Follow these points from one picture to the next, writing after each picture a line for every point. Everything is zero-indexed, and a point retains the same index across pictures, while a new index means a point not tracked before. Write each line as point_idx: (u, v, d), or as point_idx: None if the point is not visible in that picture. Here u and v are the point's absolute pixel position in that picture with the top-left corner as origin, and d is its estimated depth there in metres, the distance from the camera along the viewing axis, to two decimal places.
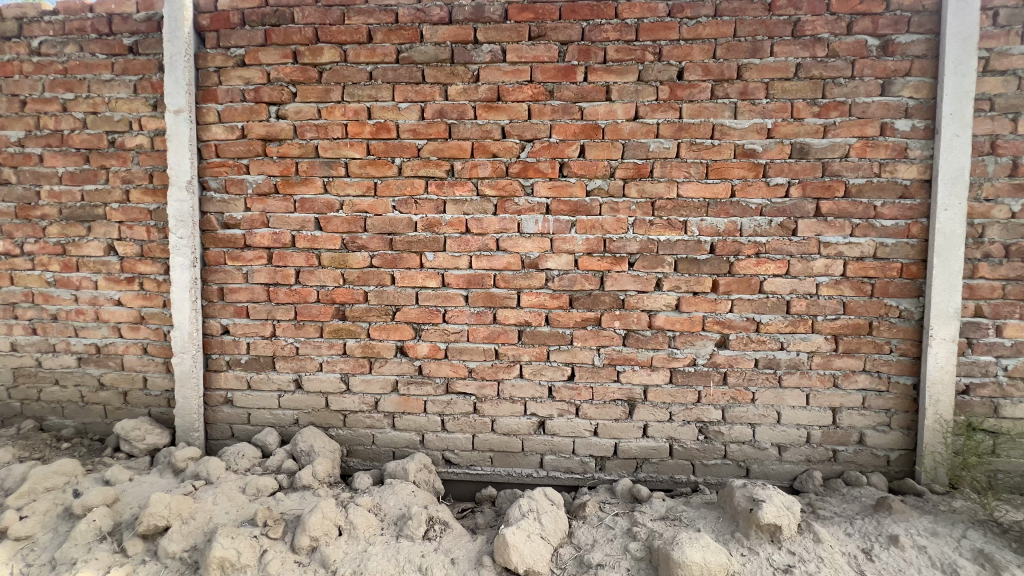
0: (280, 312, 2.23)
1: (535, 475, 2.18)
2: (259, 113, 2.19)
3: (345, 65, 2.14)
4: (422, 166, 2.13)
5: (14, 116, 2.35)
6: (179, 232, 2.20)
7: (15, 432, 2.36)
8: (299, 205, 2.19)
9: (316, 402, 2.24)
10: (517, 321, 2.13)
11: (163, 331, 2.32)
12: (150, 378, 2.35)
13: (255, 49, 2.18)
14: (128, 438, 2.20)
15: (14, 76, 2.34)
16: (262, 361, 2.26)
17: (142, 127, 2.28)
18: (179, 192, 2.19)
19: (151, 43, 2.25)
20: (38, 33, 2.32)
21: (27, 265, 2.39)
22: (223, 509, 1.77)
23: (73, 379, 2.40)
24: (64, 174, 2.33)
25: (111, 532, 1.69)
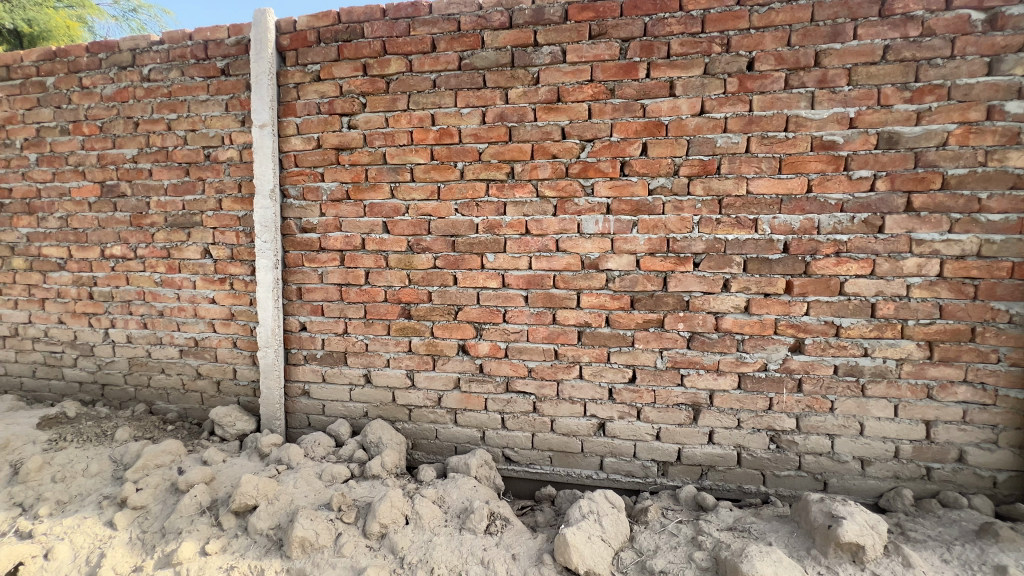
0: (351, 311, 2.37)
1: (595, 476, 2.17)
2: (332, 124, 2.34)
3: (411, 75, 2.24)
4: (483, 169, 2.18)
5: (130, 136, 2.67)
6: (263, 236, 2.40)
7: (130, 414, 2.69)
8: (369, 209, 2.32)
9: (384, 396, 2.36)
10: (577, 321, 2.13)
11: (250, 327, 2.54)
12: (239, 369, 2.58)
13: (329, 65, 2.33)
14: (221, 424, 2.43)
15: (129, 100, 2.66)
16: (335, 356, 2.41)
17: (233, 141, 2.50)
18: (264, 199, 2.39)
19: (240, 64, 2.46)
20: (149, 61, 2.61)
21: (139, 267, 2.71)
22: (303, 492, 1.91)
23: (176, 368, 2.69)
24: (169, 186, 2.61)
25: (209, 508, 1.88)
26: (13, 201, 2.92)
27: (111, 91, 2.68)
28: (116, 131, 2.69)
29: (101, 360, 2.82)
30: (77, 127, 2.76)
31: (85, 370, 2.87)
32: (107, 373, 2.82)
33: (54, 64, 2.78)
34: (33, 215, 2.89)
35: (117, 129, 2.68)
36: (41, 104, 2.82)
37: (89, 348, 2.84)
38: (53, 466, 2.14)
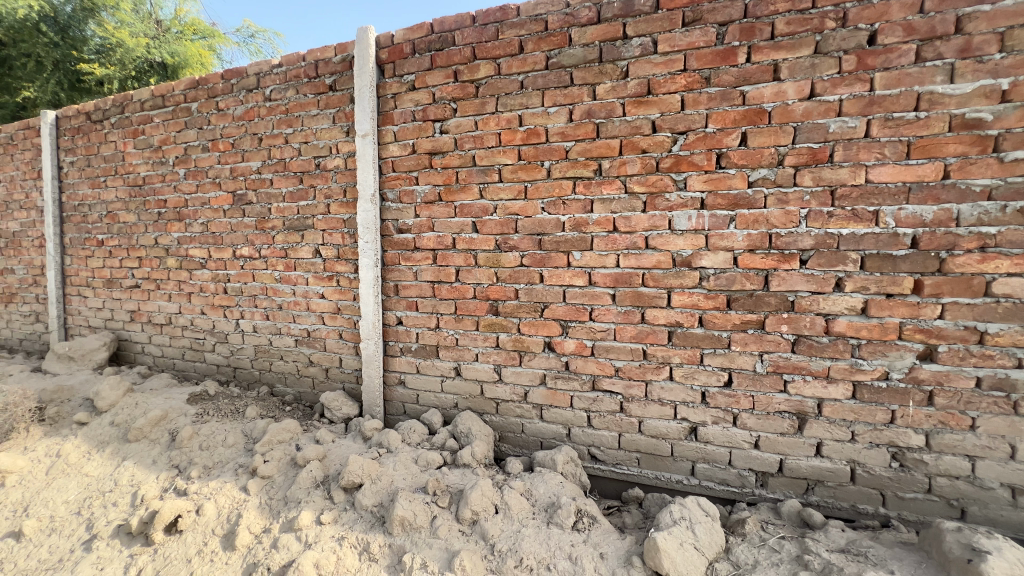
0: (443, 307, 2.50)
1: (686, 482, 2.10)
2: (426, 130, 2.47)
3: (499, 78, 2.29)
4: (570, 167, 2.18)
5: (255, 150, 3.03)
6: (365, 237, 2.60)
7: (256, 394, 3.07)
8: (459, 210, 2.42)
9: (473, 389, 2.46)
10: (667, 321, 2.06)
11: (353, 320, 2.78)
12: (344, 358, 2.83)
13: (423, 74, 2.46)
14: (330, 407, 2.69)
15: (255, 119, 3.02)
16: (428, 349, 2.55)
17: (339, 150, 2.74)
18: (366, 203, 2.59)
19: (346, 80, 2.69)
20: (270, 82, 2.95)
21: (263, 265, 3.07)
22: (401, 475, 2.06)
23: (292, 356, 3.02)
24: (286, 193, 2.93)
25: (322, 482, 2.10)
26: (168, 210, 3.45)
27: (241, 112, 3.06)
28: (244, 147, 3.07)
29: (233, 347, 3.25)
30: (215, 144, 3.19)
31: (221, 354, 3.32)
32: (238, 358, 3.23)
33: (197, 91, 3.23)
34: (182, 221, 3.39)
35: (245, 144, 3.06)
36: (188, 126, 3.30)
37: (224, 336, 3.28)
38: (200, 436, 2.52)
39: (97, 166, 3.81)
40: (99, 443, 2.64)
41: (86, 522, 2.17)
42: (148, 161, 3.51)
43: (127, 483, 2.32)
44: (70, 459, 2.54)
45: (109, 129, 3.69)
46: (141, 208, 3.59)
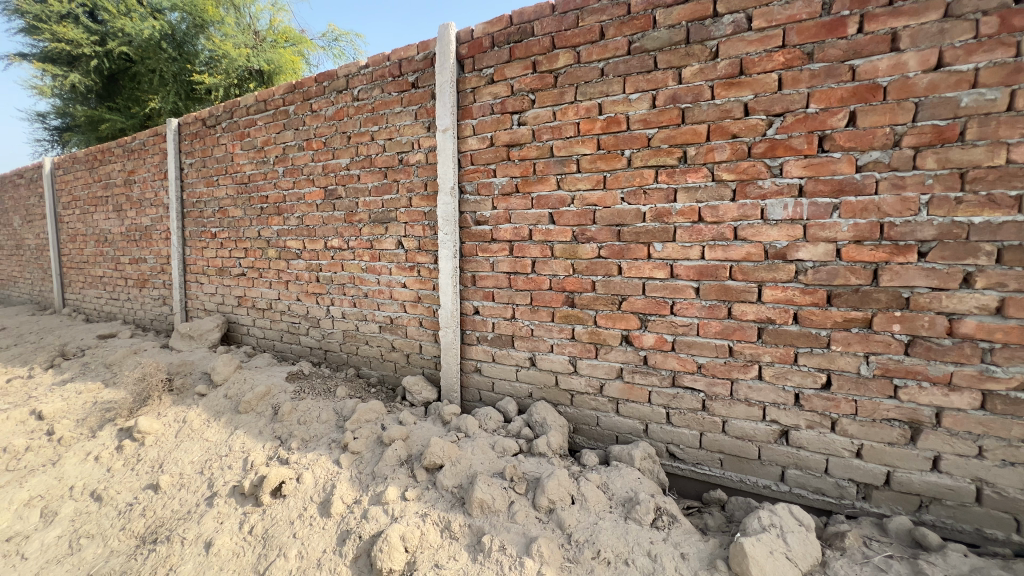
0: (519, 297, 2.53)
1: (775, 488, 1.98)
2: (504, 123, 2.50)
3: (579, 66, 2.26)
4: (653, 155, 2.10)
5: (344, 148, 3.23)
6: (444, 229, 2.70)
7: (344, 376, 3.31)
8: (536, 201, 2.43)
9: (548, 379, 2.48)
10: (757, 317, 1.95)
11: (433, 309, 2.90)
12: (424, 345, 2.96)
13: (502, 67, 2.49)
14: (411, 391, 2.83)
15: (344, 118, 3.22)
16: (504, 339, 2.61)
17: (421, 145, 2.85)
18: (446, 196, 2.68)
19: (427, 76, 2.79)
20: (358, 83, 3.12)
21: (351, 256, 3.28)
22: (479, 459, 2.13)
23: (376, 341, 3.22)
24: (372, 188, 3.11)
25: (406, 461, 2.23)
26: (269, 205, 3.79)
27: (332, 112, 3.28)
28: (335, 145, 3.28)
29: (324, 331, 3.52)
30: (309, 144, 3.44)
31: (314, 338, 3.61)
32: (329, 341, 3.50)
33: (294, 95, 3.51)
34: (281, 216, 3.71)
35: (336, 143, 3.28)
36: (286, 127, 3.59)
37: (316, 321, 3.56)
38: (299, 411, 2.77)
39: (211, 167, 4.26)
40: (216, 413, 2.99)
41: (207, 481, 2.46)
42: (253, 161, 3.87)
43: (239, 449, 2.61)
44: (194, 425, 2.91)
45: (221, 133, 4.12)
46: (247, 204, 3.97)
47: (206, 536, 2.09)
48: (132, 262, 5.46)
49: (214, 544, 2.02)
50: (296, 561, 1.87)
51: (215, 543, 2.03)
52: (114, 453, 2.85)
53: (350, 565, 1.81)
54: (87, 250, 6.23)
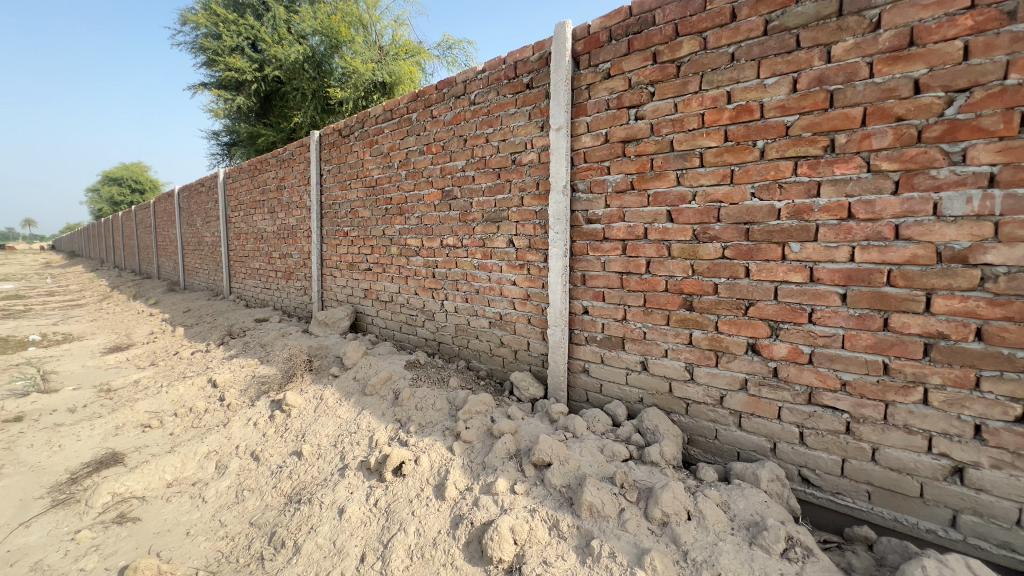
0: (631, 298, 2.45)
1: (942, 534, 1.67)
2: (620, 118, 2.43)
3: (705, 53, 2.11)
4: (792, 146, 1.89)
5: (461, 151, 3.39)
6: (556, 227, 2.70)
7: (456, 367, 3.49)
8: (653, 199, 2.32)
9: (660, 385, 2.37)
10: (923, 331, 1.66)
11: (541, 307, 2.92)
12: (532, 342, 3.01)
13: (620, 60, 2.42)
14: (519, 386, 2.89)
15: (462, 122, 3.38)
16: (614, 340, 2.54)
17: (533, 145, 2.88)
18: (558, 195, 2.68)
19: (542, 76, 2.81)
20: (475, 88, 3.26)
21: (464, 253, 3.44)
22: (588, 461, 2.11)
23: (486, 336, 3.34)
24: (486, 188, 3.22)
25: (515, 455, 2.28)
26: (393, 206, 4.12)
27: (450, 117, 3.46)
28: (452, 148, 3.46)
29: (438, 324, 3.74)
30: (429, 148, 3.68)
31: (429, 329, 3.86)
32: (442, 334, 3.72)
33: (416, 103, 3.77)
34: (403, 216, 4.01)
35: (453, 146, 3.46)
36: (409, 133, 3.87)
37: (431, 314, 3.80)
38: (417, 398, 2.99)
39: (345, 172, 4.76)
40: (347, 393, 3.35)
41: (340, 453, 2.75)
42: (380, 166, 4.25)
43: (365, 428, 2.89)
44: (329, 402, 3.29)
45: (353, 142, 4.57)
46: (374, 205, 4.37)
47: (339, 503, 2.33)
48: (281, 257, 6.32)
49: (346, 511, 2.24)
50: (415, 538, 2.01)
51: (346, 510, 2.25)
52: (268, 421, 3.33)
53: (462, 548, 1.90)
54: (248, 246, 7.34)
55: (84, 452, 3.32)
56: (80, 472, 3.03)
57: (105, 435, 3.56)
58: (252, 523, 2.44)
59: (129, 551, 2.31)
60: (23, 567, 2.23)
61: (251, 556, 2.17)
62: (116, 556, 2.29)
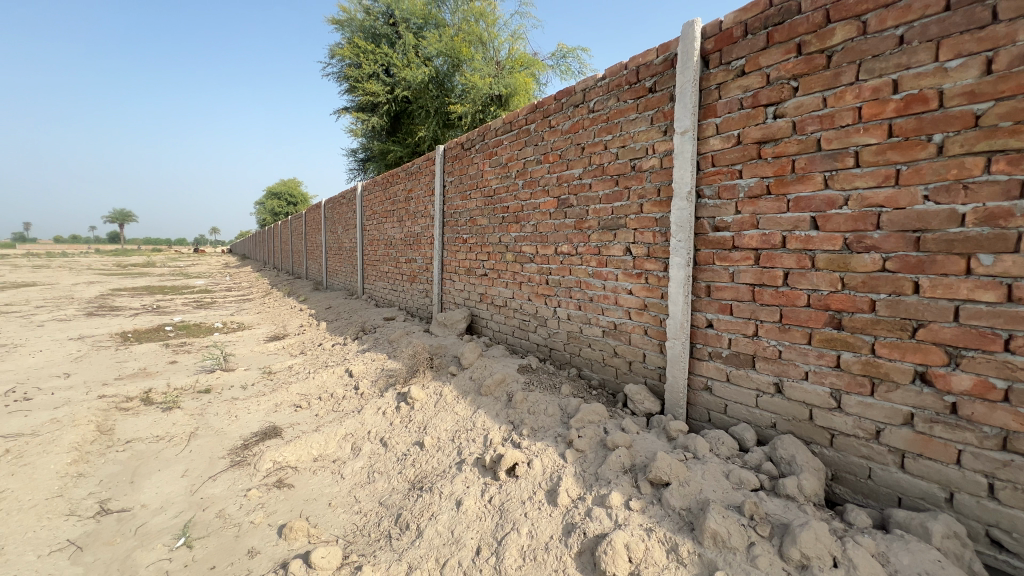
0: (765, 313, 2.24)
1: None
2: (755, 117, 2.25)
3: (864, 39, 1.87)
4: (984, 139, 1.59)
5: (579, 159, 3.41)
6: (678, 235, 2.58)
7: (567, 374, 3.50)
8: (794, 204, 2.11)
9: (798, 411, 2.13)
10: None
11: (659, 318, 2.80)
12: (648, 354, 2.90)
13: (756, 56, 2.24)
14: (634, 399, 2.80)
15: (580, 131, 3.40)
16: (742, 358, 2.35)
17: (655, 150, 2.79)
18: (681, 201, 2.55)
19: (666, 79, 2.71)
20: (594, 95, 3.26)
21: (579, 261, 3.44)
22: (711, 485, 1.97)
23: (599, 345, 3.30)
24: (603, 196, 3.19)
25: (629, 469, 2.22)
26: (509, 214, 4.28)
27: (568, 125, 3.50)
28: (570, 156, 3.50)
29: (550, 330, 3.79)
30: (546, 157, 3.76)
31: (541, 335, 3.92)
32: (554, 340, 3.75)
33: (534, 114, 3.88)
34: (519, 224, 4.15)
35: (571, 154, 3.49)
36: (527, 144, 3.99)
37: (543, 320, 3.86)
38: (530, 402, 3.05)
39: (465, 183, 5.06)
40: (464, 392, 3.54)
41: (457, 448, 2.92)
42: (498, 176, 4.44)
43: (480, 426, 3.03)
44: (448, 399, 3.51)
45: (474, 154, 4.85)
46: (491, 213, 4.58)
47: (456, 495, 2.47)
48: (406, 261, 6.92)
49: (463, 504, 2.37)
50: (528, 539, 2.05)
51: (463, 503, 2.38)
52: (395, 411, 3.67)
53: (574, 557, 1.89)
54: (379, 251, 8.16)
55: (253, 423, 3.96)
56: (250, 440, 3.62)
57: (268, 410, 4.21)
58: (381, 503, 2.69)
59: (286, 513, 2.70)
60: (211, 513, 2.73)
61: (381, 533, 2.40)
62: (276, 514, 2.69)
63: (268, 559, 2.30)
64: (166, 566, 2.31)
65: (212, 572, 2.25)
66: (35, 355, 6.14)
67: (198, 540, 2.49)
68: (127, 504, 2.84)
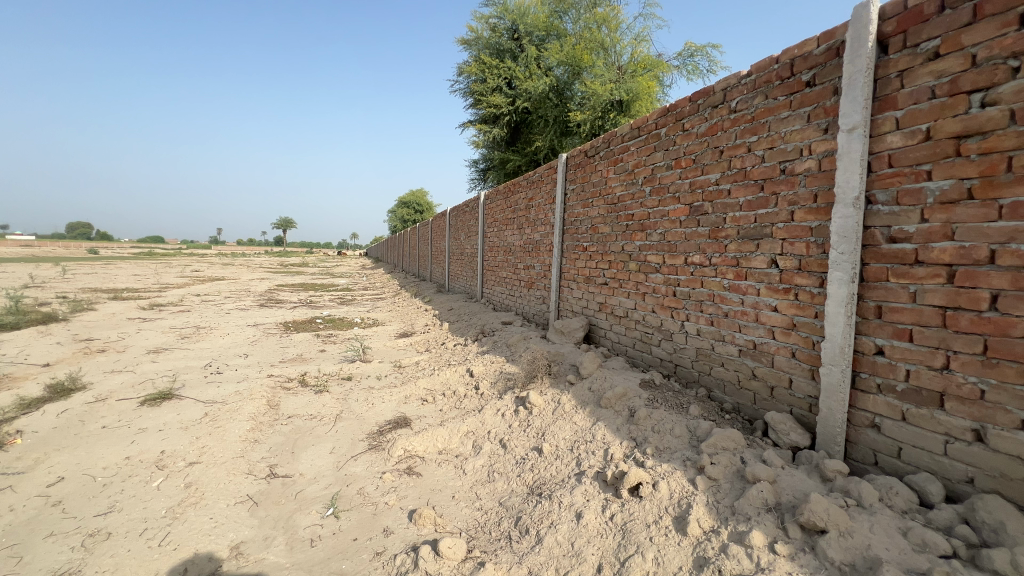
0: (959, 343, 1.86)
1: None
2: (954, 107, 1.88)
3: None
4: None
5: (716, 163, 3.18)
6: (840, 247, 2.25)
7: (695, 394, 3.27)
8: (1009, 211, 1.72)
9: (1009, 467, 1.73)
10: None
11: (811, 340, 2.48)
12: (795, 380, 2.58)
13: (957, 33, 1.88)
14: (776, 429, 2.51)
15: (718, 133, 3.17)
16: (925, 394, 1.97)
17: (812, 151, 2.48)
18: (846, 208, 2.23)
19: (829, 70, 2.40)
20: (737, 94, 3.02)
21: (712, 272, 3.20)
22: (882, 541, 1.68)
23: (734, 365, 3.03)
24: (744, 203, 2.93)
25: (774, 508, 1.98)
26: (634, 222, 4.15)
27: (705, 128, 3.29)
28: (705, 161, 3.28)
29: (676, 345, 3.58)
30: (678, 162, 3.57)
31: (665, 350, 3.72)
32: (680, 356, 3.54)
33: (666, 117, 3.72)
34: (644, 232, 4.00)
35: (706, 159, 3.27)
36: (657, 149, 3.84)
37: (669, 334, 3.66)
38: (654, 420, 2.91)
39: (588, 190, 5.03)
40: (583, 402, 3.51)
41: (576, 459, 2.89)
42: (623, 183, 4.34)
43: (600, 439, 2.96)
44: (566, 408, 3.50)
45: (598, 161, 4.80)
46: (614, 221, 4.49)
47: (576, 507, 2.43)
48: (524, 268, 7.10)
49: (583, 517, 2.33)
50: (654, 566, 1.95)
51: (583, 516, 2.34)
52: (513, 414, 3.76)
53: None
54: (498, 257, 8.48)
55: (386, 412, 4.37)
56: (385, 427, 4.00)
57: (399, 401, 4.61)
58: (501, 503, 2.77)
59: (416, 499, 2.92)
60: (354, 489, 3.06)
61: (501, 533, 2.46)
62: (407, 499, 2.92)
63: (400, 540, 2.50)
64: (319, 531, 2.64)
65: (354, 543, 2.52)
66: (224, 337, 7.52)
67: (343, 512, 2.80)
68: (289, 471, 3.31)
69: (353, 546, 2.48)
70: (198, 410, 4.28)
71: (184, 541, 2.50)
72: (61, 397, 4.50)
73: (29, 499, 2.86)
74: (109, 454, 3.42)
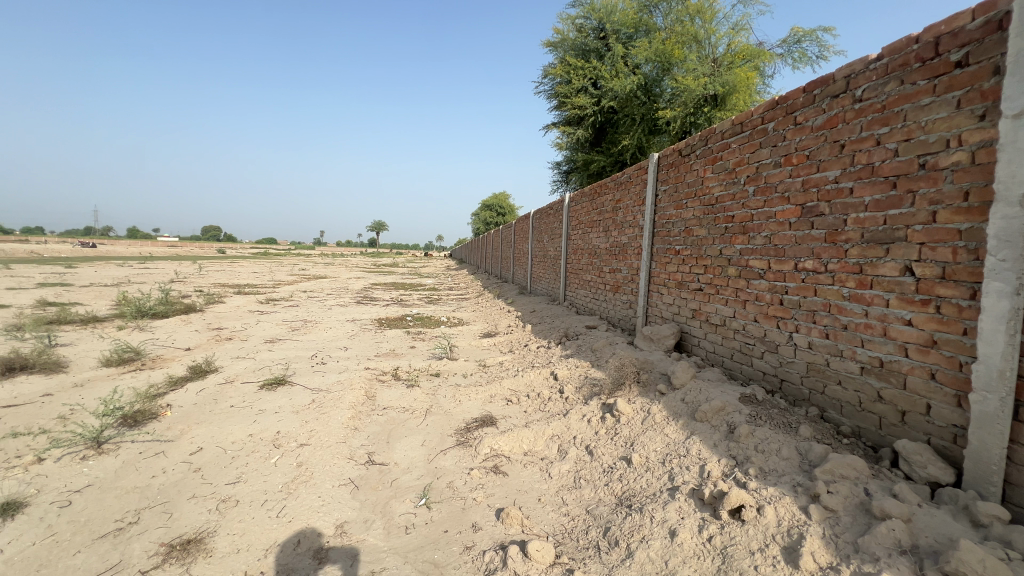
0: None
1: None
2: None
3: None
4: None
5: (835, 159, 2.87)
6: (1001, 254, 1.93)
7: (805, 413, 2.97)
8: None
9: None
10: None
11: (957, 361, 2.14)
12: (934, 406, 2.25)
13: None
14: (910, 460, 2.20)
15: (838, 125, 2.86)
16: None
17: (963, 142, 2.14)
18: (1009, 208, 1.90)
19: (988, 47, 2.07)
20: (862, 81, 2.70)
21: (828, 280, 2.89)
22: None
23: (854, 384, 2.71)
24: (871, 203, 2.61)
25: (909, 550, 1.74)
26: (735, 224, 3.88)
27: (821, 121, 2.99)
28: (821, 156, 2.98)
29: (783, 358, 3.28)
30: (788, 159, 3.28)
31: (769, 363, 3.43)
32: (787, 370, 3.25)
33: (775, 111, 3.43)
34: (746, 235, 3.73)
35: (823, 154, 2.97)
36: (762, 145, 3.57)
37: (774, 345, 3.37)
38: (758, 438, 2.69)
39: (682, 191, 4.80)
40: (675, 413, 3.34)
41: (669, 473, 2.76)
42: (723, 182, 4.08)
43: (695, 455, 2.80)
44: (657, 418, 3.36)
45: (694, 160, 4.55)
46: (711, 223, 4.23)
47: (670, 524, 2.32)
48: (610, 271, 6.95)
49: (678, 535, 2.22)
50: None
51: (678, 534, 2.22)
52: (599, 421, 3.68)
53: None
54: (583, 260, 8.39)
55: (473, 409, 4.50)
56: (472, 424, 4.12)
57: (485, 400, 4.73)
58: (588, 511, 2.72)
59: (503, 498, 2.97)
60: (444, 482, 3.19)
61: (589, 542, 2.42)
62: (494, 497, 2.98)
63: (488, 537, 2.56)
64: (412, 519, 2.78)
65: (445, 535, 2.62)
66: (328, 330, 8.24)
67: (434, 504, 2.93)
68: (385, 459, 3.53)
69: (443, 538, 2.59)
70: (307, 396, 4.73)
71: (297, 515, 2.77)
72: (199, 377, 5.22)
73: (176, 464, 3.34)
74: (237, 430, 3.89)
